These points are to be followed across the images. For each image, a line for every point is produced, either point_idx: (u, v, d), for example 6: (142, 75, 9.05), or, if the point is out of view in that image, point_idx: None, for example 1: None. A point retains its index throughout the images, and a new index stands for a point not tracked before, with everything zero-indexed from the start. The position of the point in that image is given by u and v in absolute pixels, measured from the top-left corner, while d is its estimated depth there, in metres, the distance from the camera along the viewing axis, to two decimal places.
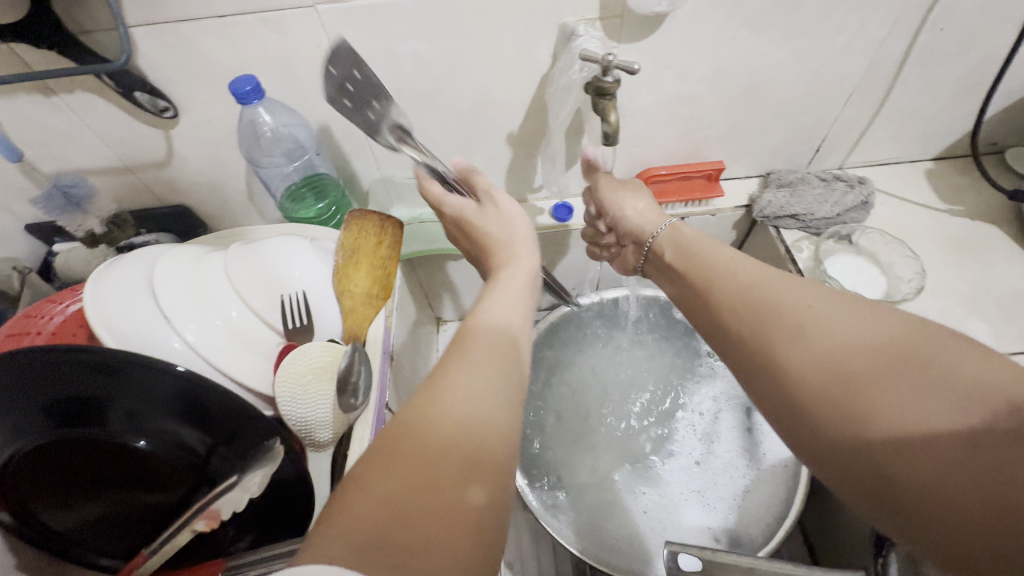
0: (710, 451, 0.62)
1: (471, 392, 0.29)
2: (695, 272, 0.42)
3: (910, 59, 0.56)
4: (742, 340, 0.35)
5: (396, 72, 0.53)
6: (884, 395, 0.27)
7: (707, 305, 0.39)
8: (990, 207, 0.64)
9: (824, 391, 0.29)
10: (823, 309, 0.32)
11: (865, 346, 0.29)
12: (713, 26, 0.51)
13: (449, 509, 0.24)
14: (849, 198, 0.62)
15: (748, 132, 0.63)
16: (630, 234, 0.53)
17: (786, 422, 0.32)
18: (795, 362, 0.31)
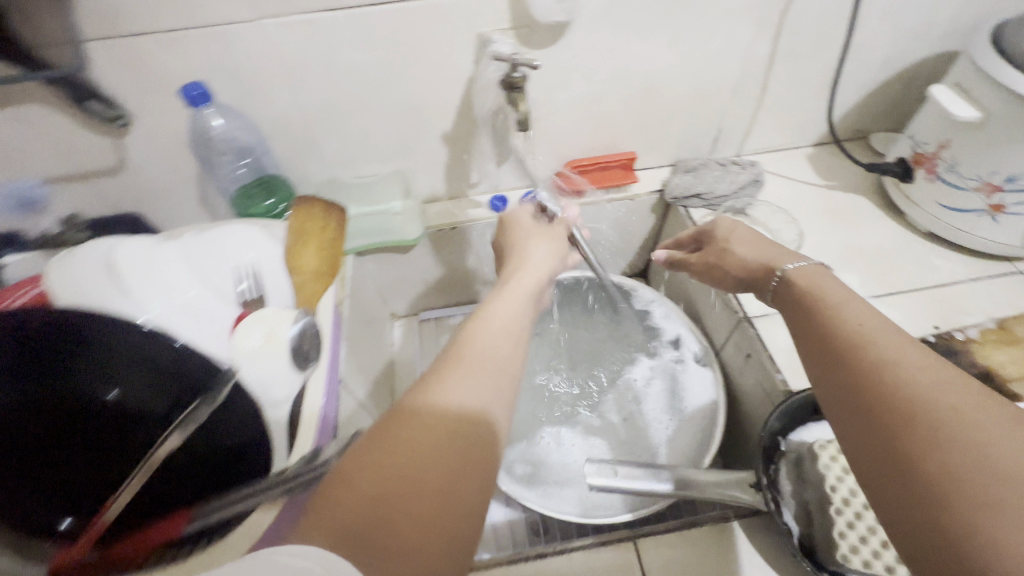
0: (641, 411, 0.68)
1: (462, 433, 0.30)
2: (820, 314, 0.40)
3: (776, 59, 0.67)
4: (847, 395, 0.34)
5: (337, 80, 0.59)
6: (1013, 517, 0.24)
7: (841, 362, 0.36)
8: (859, 182, 0.76)
9: (940, 480, 0.27)
10: (984, 411, 0.28)
11: (1022, 469, 0.25)
12: (608, 33, 0.60)
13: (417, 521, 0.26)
14: (741, 177, 0.73)
15: (654, 126, 0.73)
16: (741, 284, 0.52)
17: (875, 486, 0.31)
18: (912, 440, 0.29)
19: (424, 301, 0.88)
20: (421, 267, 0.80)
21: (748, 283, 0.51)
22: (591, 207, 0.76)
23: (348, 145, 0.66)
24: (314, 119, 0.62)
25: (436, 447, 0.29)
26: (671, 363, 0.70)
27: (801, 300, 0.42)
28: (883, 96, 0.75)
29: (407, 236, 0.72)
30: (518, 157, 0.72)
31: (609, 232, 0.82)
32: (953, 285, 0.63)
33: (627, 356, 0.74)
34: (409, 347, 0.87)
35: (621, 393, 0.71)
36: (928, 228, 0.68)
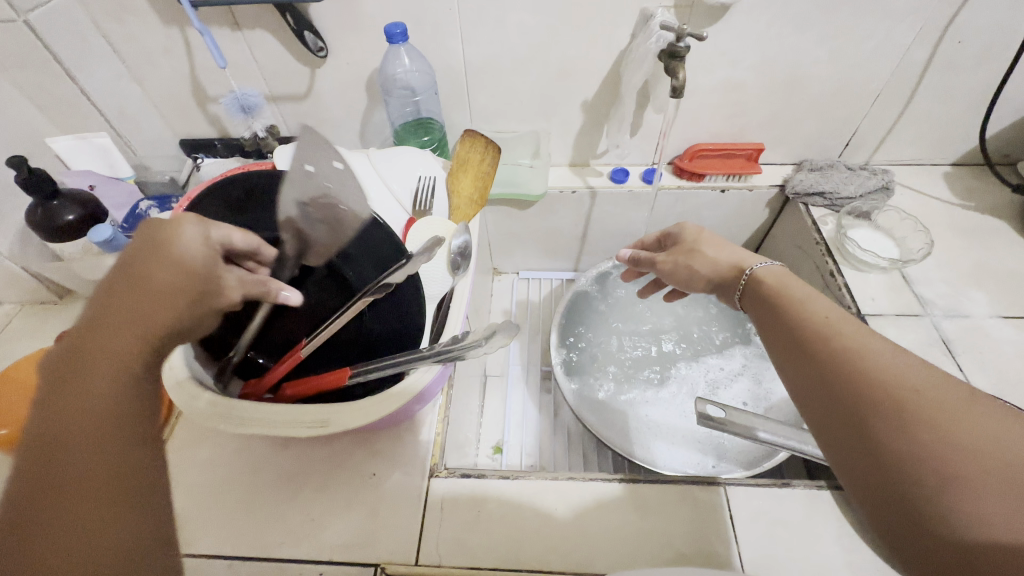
0: (715, 392, 0.68)
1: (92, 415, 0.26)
2: (786, 306, 0.42)
3: (931, 67, 0.67)
4: (820, 386, 0.35)
5: (504, 39, 0.66)
6: (982, 485, 0.26)
7: (804, 349, 0.37)
8: (999, 205, 0.73)
9: (915, 458, 0.28)
10: (946, 398, 0.30)
11: (980, 441, 0.27)
12: (765, 21, 0.62)
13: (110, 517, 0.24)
14: (871, 182, 0.72)
15: (787, 121, 0.74)
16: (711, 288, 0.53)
17: (852, 471, 0.32)
18: (887, 425, 0.30)
19: (527, 261, 0.95)
20: (534, 226, 0.86)
21: (720, 285, 0.51)
22: (707, 191, 0.79)
23: (497, 101, 0.73)
24: (474, 72, 0.70)
25: (109, 448, 0.25)
26: (761, 359, 0.70)
27: (769, 298, 0.44)
28: None
29: (532, 190, 0.78)
30: (648, 133, 0.76)
31: (719, 220, 0.84)
32: None
33: (715, 344, 0.74)
34: (506, 301, 0.93)
35: (701, 373, 0.71)
36: None
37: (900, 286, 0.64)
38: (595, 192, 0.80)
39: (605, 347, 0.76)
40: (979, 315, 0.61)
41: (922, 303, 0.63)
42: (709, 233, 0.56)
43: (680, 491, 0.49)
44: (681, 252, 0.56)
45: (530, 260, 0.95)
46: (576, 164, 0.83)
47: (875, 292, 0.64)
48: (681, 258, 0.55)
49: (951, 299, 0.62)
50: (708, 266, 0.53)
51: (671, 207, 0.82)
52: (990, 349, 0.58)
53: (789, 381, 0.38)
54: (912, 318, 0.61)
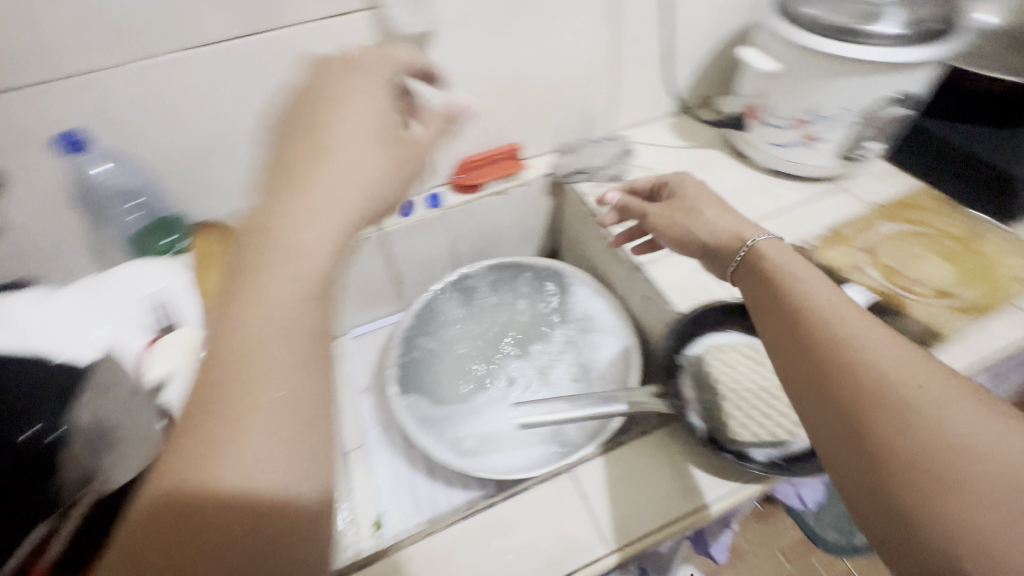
0: (548, 379, 0.72)
1: (250, 374, 0.30)
2: (783, 295, 0.44)
3: (619, 45, 0.78)
4: (820, 383, 0.39)
5: (221, 113, 0.61)
6: (978, 497, 0.31)
7: (807, 347, 0.40)
8: (712, 140, 0.89)
9: (913, 463, 0.33)
10: (950, 397, 0.35)
11: (969, 450, 0.32)
12: (469, 38, 0.67)
13: (246, 478, 0.28)
14: (612, 152, 0.83)
15: (532, 117, 0.81)
16: (694, 245, 0.55)
17: (844, 465, 0.37)
18: (893, 429, 0.35)
19: (353, 318, 0.90)
20: (343, 284, 0.82)
21: (714, 254, 0.53)
22: (490, 198, 0.83)
23: (244, 176, 0.68)
24: (204, 154, 0.64)
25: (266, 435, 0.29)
26: (579, 334, 0.76)
27: (764, 281, 0.47)
28: (714, 67, 0.89)
29: None
30: (414, 162, 0.77)
31: (514, 219, 0.89)
32: (794, 207, 0.76)
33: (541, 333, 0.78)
34: (346, 365, 0.86)
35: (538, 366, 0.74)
36: (773, 167, 0.80)
37: None
38: (389, 232, 0.79)
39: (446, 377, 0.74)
40: None
41: None
42: (697, 185, 0.60)
43: (535, 495, 0.50)
44: (678, 214, 0.58)
45: (356, 317, 0.90)
46: None
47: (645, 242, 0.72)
48: (681, 218, 0.57)
49: None
50: (708, 231, 0.54)
51: (465, 222, 0.84)
52: None
53: (790, 385, 0.41)
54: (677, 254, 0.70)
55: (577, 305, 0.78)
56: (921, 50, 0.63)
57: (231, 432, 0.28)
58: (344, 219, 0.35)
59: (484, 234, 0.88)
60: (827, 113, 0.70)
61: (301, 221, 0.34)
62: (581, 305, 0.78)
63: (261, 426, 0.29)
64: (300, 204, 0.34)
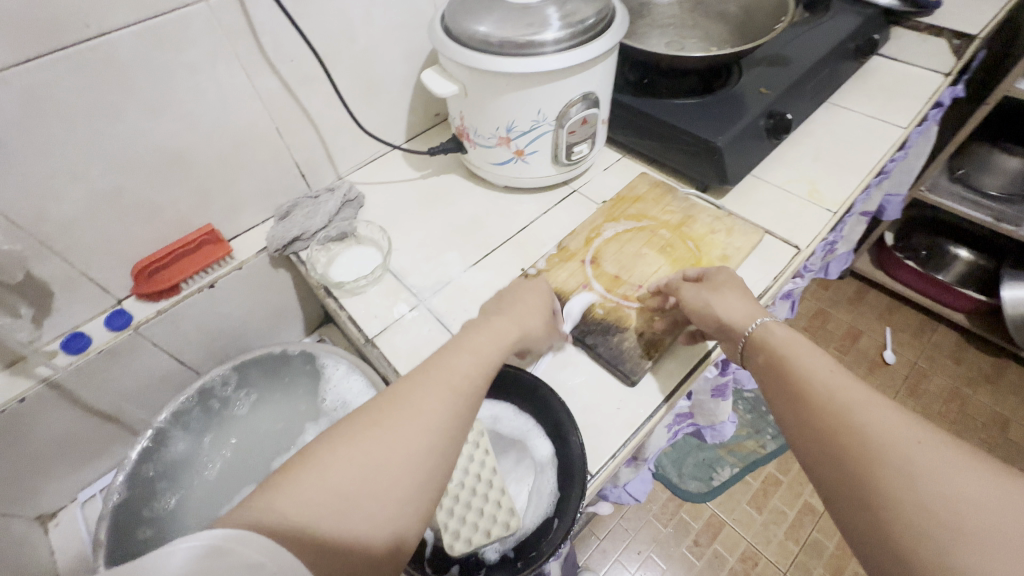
0: None
1: (369, 491, 0.34)
2: (788, 364, 0.44)
3: (294, 89, 0.67)
4: (823, 446, 0.38)
5: None
6: (985, 549, 0.29)
7: (811, 410, 0.40)
8: (449, 161, 0.82)
9: (916, 525, 0.31)
10: (946, 458, 0.33)
11: (966, 498, 0.31)
12: (54, 130, 0.51)
13: (306, 509, 0.31)
14: (332, 204, 0.72)
15: (218, 190, 0.68)
16: (717, 327, 0.51)
17: (860, 534, 0.34)
18: (892, 483, 0.33)
19: (76, 478, 0.72)
20: (26, 454, 0.64)
21: (723, 329, 0.51)
22: (197, 296, 0.69)
23: None
24: None
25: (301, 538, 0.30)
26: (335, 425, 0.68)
27: (766, 359, 0.45)
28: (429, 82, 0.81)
29: None
30: (60, 287, 0.60)
31: (247, 305, 0.75)
32: (529, 224, 0.72)
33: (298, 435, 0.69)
34: (80, 546, 0.71)
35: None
36: (502, 183, 0.75)
37: (394, 287, 0.66)
38: (60, 380, 0.62)
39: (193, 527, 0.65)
40: (458, 275, 0.66)
41: (414, 292, 0.65)
42: (724, 273, 0.55)
43: None
44: (702, 288, 0.54)
45: (78, 475, 0.72)
46: (13, 362, 0.61)
47: (375, 308, 0.64)
48: (700, 291, 0.54)
49: (434, 275, 0.67)
50: (723, 307, 0.51)
51: (177, 330, 0.69)
52: (472, 302, 0.63)
53: (798, 440, 0.41)
54: (410, 314, 0.63)
55: (331, 392, 0.71)
56: (584, 51, 0.60)
57: (340, 517, 0.32)
58: (478, 356, 0.44)
59: (214, 332, 0.74)
60: (521, 128, 0.66)
61: (432, 395, 0.39)
62: (335, 391, 0.71)
63: (359, 453, 0.35)
64: (434, 374, 0.41)
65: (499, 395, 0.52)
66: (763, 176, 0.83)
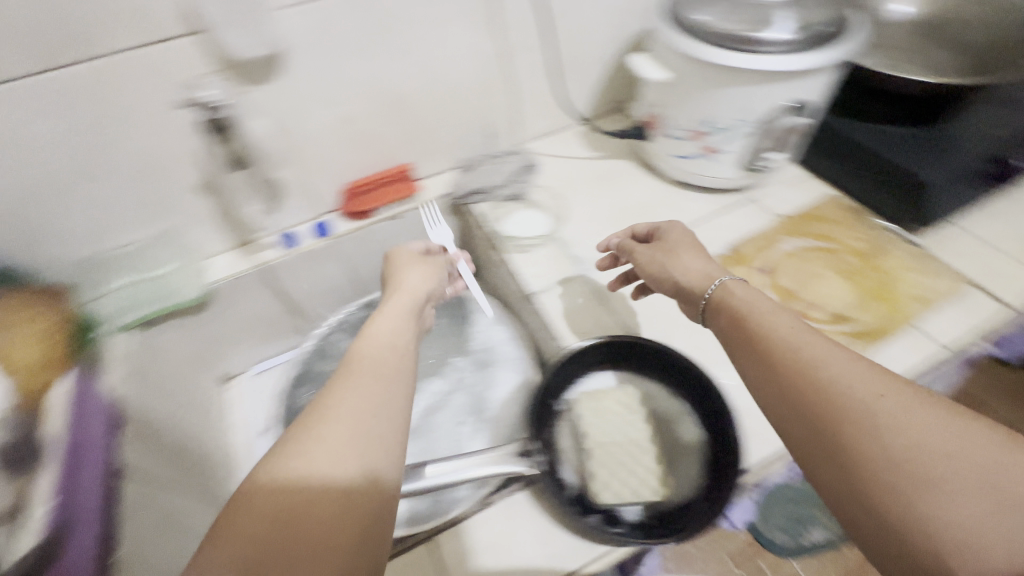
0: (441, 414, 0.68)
1: (369, 450, 0.35)
2: (750, 321, 0.43)
3: (508, 54, 0.73)
4: (792, 406, 0.37)
5: (44, 156, 0.55)
6: (960, 491, 0.30)
7: (772, 370, 0.39)
8: (623, 147, 0.84)
9: (889, 474, 0.31)
10: (928, 421, 0.33)
11: (943, 449, 0.31)
12: (326, 57, 0.61)
13: (310, 473, 0.33)
14: (512, 167, 0.78)
15: (422, 134, 0.76)
16: (675, 289, 0.52)
17: (823, 483, 0.34)
18: (863, 439, 0.33)
19: (255, 353, 0.85)
20: (231, 321, 0.77)
21: (684, 292, 0.51)
22: (385, 223, 0.77)
23: (89, 219, 0.62)
24: (32, 202, 0.58)
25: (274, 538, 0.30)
26: (477, 363, 0.71)
27: (727, 324, 0.45)
28: (622, 68, 0.84)
29: (186, 296, 0.69)
30: (290, 190, 0.71)
31: (417, 242, 0.83)
32: (698, 221, 0.71)
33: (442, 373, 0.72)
34: (244, 408, 0.82)
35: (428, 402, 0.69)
36: (676, 176, 0.75)
37: (558, 252, 0.69)
38: (272, 266, 0.74)
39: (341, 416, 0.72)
40: (620, 254, 0.68)
41: (577, 260, 0.68)
42: (689, 233, 0.56)
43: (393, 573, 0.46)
44: (657, 253, 0.55)
45: (257, 351, 0.85)
46: (243, 243, 0.75)
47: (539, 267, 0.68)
48: (657, 256, 0.55)
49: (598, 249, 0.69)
50: (681, 268, 0.52)
51: (361, 249, 0.79)
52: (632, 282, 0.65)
53: (761, 401, 0.39)
54: (571, 280, 0.66)
55: (478, 336, 0.74)
56: (811, 56, 0.58)
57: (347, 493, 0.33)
58: (393, 332, 0.46)
59: (385, 259, 0.83)
60: (721, 125, 0.65)
61: (352, 388, 0.38)
62: (482, 336, 0.73)
63: (331, 432, 0.35)
64: (359, 369, 0.40)
65: (656, 374, 0.54)
66: (969, 225, 0.74)
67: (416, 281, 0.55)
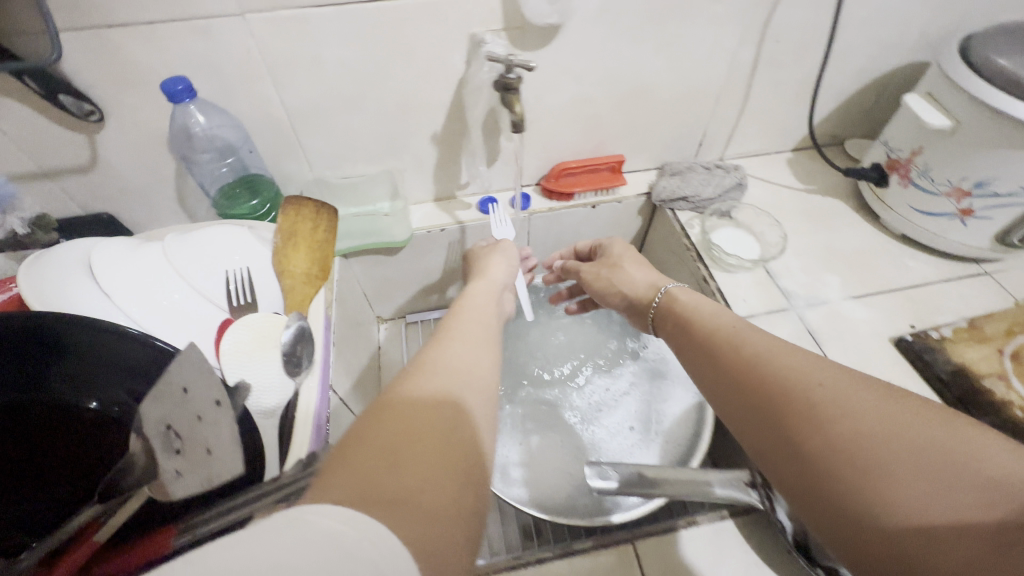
0: (613, 414, 0.67)
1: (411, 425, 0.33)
2: (697, 328, 0.46)
3: (759, 66, 0.70)
4: (737, 393, 0.38)
5: (327, 78, 0.57)
6: (911, 471, 0.27)
7: (726, 371, 0.40)
8: (836, 186, 0.79)
9: (839, 461, 0.30)
10: (855, 405, 0.31)
11: (893, 433, 0.29)
12: (599, 35, 0.60)
13: (391, 414, 0.33)
14: (726, 181, 0.74)
15: (642, 129, 0.74)
16: (623, 300, 0.59)
17: (790, 479, 0.32)
18: (800, 427, 0.32)
19: (414, 302, 0.88)
20: (412, 269, 0.79)
21: (635, 305, 0.57)
22: (580, 210, 0.77)
23: (334, 144, 0.65)
24: (300, 118, 0.60)
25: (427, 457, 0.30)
26: (652, 370, 0.70)
27: (680, 331, 0.48)
28: (857, 103, 0.79)
29: (395, 238, 0.71)
30: (508, 157, 0.72)
31: (598, 234, 0.82)
32: (925, 285, 0.66)
33: (612, 371, 0.71)
34: (397, 351, 0.86)
35: (598, 398, 0.69)
36: (903, 232, 0.71)
37: (766, 281, 0.66)
38: (465, 227, 0.75)
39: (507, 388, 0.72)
40: (835, 299, 0.65)
41: (786, 295, 0.65)
42: (634, 251, 0.64)
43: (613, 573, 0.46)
44: (601, 269, 0.64)
45: (417, 301, 0.87)
46: (442, 199, 0.76)
47: (745, 292, 0.65)
48: (605, 271, 0.63)
49: (810, 288, 0.65)
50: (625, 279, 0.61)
51: (548, 229, 0.79)
52: (849, 333, 0.61)
53: (716, 403, 0.41)
54: (782, 313, 0.63)
55: (653, 343, 0.73)
56: None
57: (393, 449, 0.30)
58: (485, 311, 0.51)
59: (563, 243, 0.83)
60: (996, 189, 0.58)
61: (443, 356, 0.41)
62: (658, 345, 0.71)
63: (400, 384, 0.37)
64: (454, 336, 0.45)
65: None
66: None
67: (498, 268, 0.60)
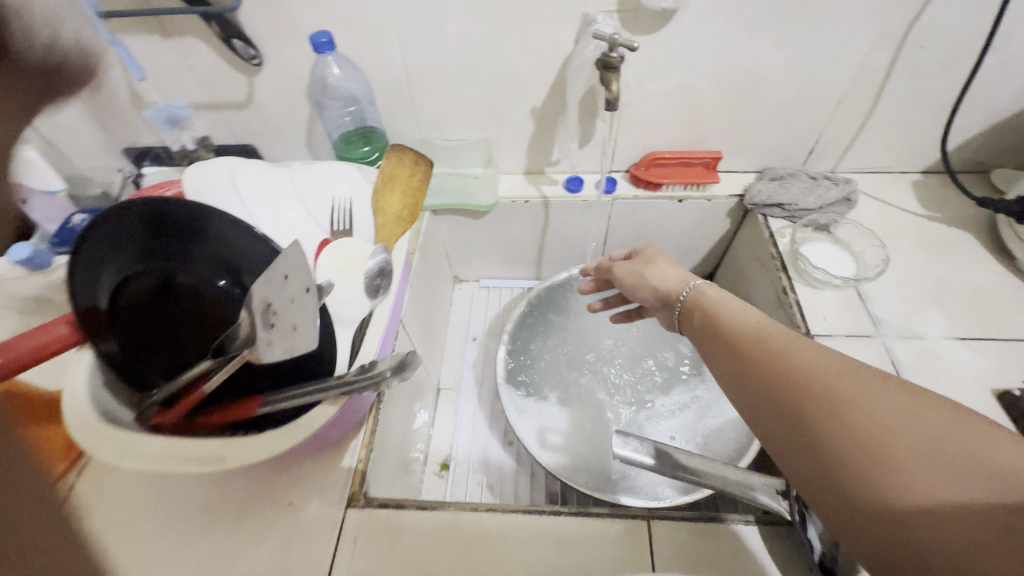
0: (656, 413, 0.67)
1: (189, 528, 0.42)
2: (721, 317, 0.44)
3: (894, 73, 0.64)
4: (757, 389, 0.37)
5: (446, 46, 0.63)
6: (911, 458, 0.27)
7: (743, 363, 0.39)
8: (966, 218, 0.70)
9: (842, 448, 0.30)
10: (872, 395, 0.30)
11: (902, 426, 0.28)
12: (715, 25, 0.60)
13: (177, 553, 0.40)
14: (831, 194, 0.69)
15: (748, 128, 0.71)
16: (656, 298, 0.53)
17: (800, 473, 0.32)
18: (817, 420, 0.32)
19: (490, 269, 0.93)
20: (493, 236, 0.84)
21: (663, 299, 0.52)
22: (665, 201, 0.76)
23: (442, 107, 0.71)
24: (417, 80, 0.67)
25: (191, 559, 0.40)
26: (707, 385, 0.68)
27: (699, 320, 0.46)
28: (1015, 127, 0.69)
29: (480, 203, 0.76)
30: (601, 140, 0.73)
31: (681, 230, 0.81)
32: None
33: (661, 381, 0.71)
34: (465, 310, 0.91)
35: (639, 400, 0.69)
36: None
37: (855, 304, 0.61)
38: (548, 202, 0.78)
39: (558, 360, 0.74)
40: (932, 336, 0.58)
41: (876, 322, 0.60)
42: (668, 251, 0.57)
43: (600, 526, 0.47)
44: (635, 265, 0.57)
45: (493, 267, 0.92)
46: (531, 172, 0.80)
47: (827, 310, 0.61)
48: (636, 270, 0.56)
49: (904, 318, 0.60)
50: (659, 277, 0.53)
51: (629, 218, 0.79)
52: (941, 375, 0.55)
53: (731, 396, 0.39)
54: (863, 339, 0.58)
55: None
56: None
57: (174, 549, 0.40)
58: None
59: (644, 235, 0.83)
60: None
61: None
62: None
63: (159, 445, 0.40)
64: None
65: None
66: None
67: None
